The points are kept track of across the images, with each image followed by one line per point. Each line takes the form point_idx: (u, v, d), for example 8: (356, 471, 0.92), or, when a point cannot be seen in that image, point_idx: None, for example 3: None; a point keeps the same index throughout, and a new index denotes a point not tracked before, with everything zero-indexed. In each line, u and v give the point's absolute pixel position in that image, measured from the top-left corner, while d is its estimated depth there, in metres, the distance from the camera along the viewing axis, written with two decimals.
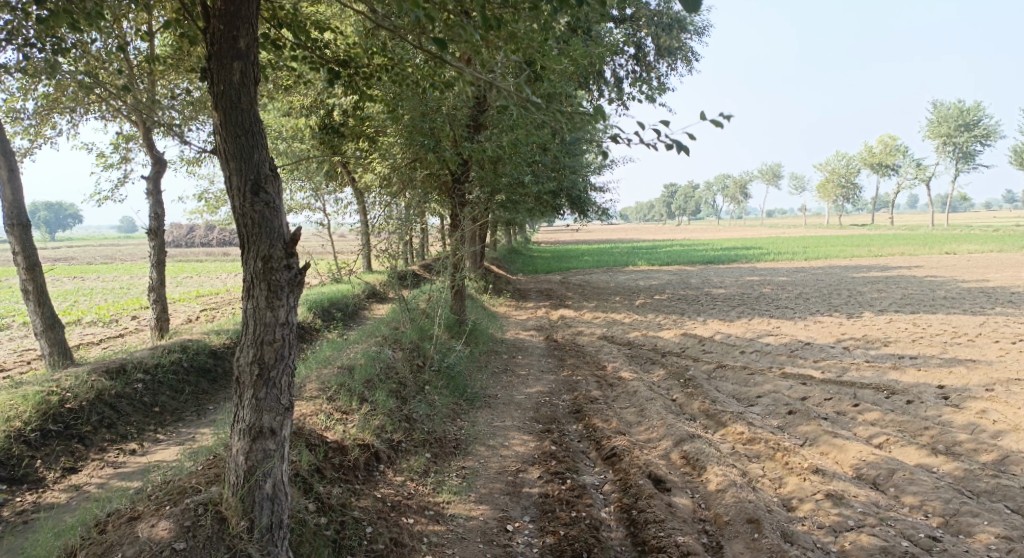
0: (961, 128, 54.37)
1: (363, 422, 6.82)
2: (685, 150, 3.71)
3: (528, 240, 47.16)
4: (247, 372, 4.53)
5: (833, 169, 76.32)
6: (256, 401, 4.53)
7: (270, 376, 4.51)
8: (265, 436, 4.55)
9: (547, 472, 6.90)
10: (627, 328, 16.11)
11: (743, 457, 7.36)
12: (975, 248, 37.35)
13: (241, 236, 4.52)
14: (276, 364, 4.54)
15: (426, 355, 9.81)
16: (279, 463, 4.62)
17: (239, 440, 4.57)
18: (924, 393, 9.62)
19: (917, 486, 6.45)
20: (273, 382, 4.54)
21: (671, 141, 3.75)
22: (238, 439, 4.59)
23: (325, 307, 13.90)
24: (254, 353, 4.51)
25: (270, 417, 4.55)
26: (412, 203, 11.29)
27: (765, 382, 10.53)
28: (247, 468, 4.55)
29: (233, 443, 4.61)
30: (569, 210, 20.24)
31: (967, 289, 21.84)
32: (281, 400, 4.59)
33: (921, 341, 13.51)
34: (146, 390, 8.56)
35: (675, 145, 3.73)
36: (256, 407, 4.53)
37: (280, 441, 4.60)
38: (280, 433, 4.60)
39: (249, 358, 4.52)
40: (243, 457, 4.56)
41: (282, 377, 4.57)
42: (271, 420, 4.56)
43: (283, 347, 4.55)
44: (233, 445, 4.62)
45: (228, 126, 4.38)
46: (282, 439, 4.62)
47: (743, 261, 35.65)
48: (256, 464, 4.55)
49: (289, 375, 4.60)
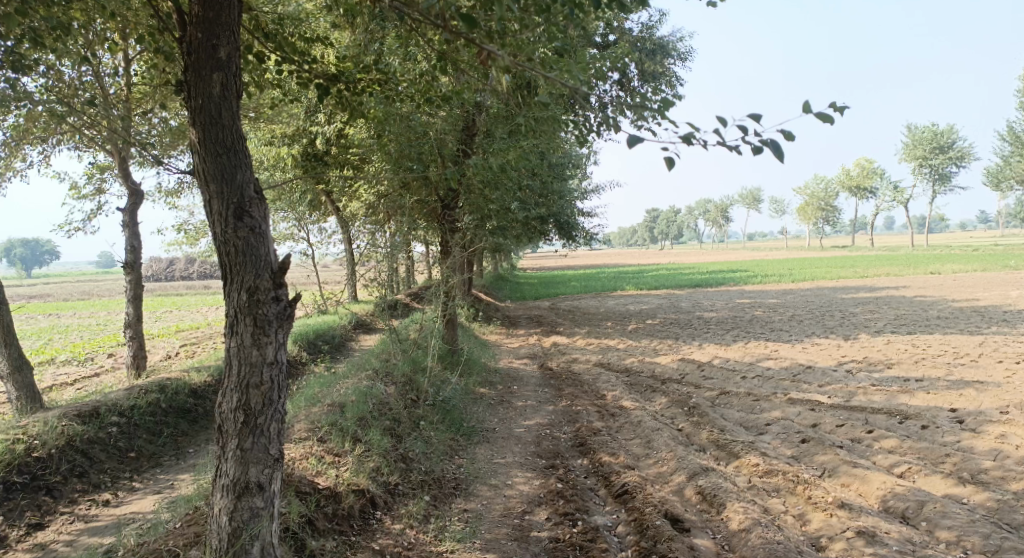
0: (936, 150, 55.23)
1: (357, 465, 6.31)
2: (783, 150, 3.41)
3: (513, 266, 46.71)
4: (231, 420, 4.06)
5: (813, 191, 77.18)
6: (240, 452, 4.05)
7: (256, 424, 4.04)
8: (251, 492, 4.06)
9: (556, 513, 6.42)
10: (623, 354, 15.70)
11: (762, 491, 6.94)
12: (958, 266, 37.53)
13: (223, 266, 4.09)
14: (263, 410, 4.07)
15: (419, 389, 9.31)
16: (268, 522, 4.12)
17: (222, 497, 4.09)
18: (938, 417, 9.28)
19: (950, 520, 6.07)
20: (260, 429, 4.06)
21: (768, 141, 3.46)
22: (220, 497, 4.10)
23: (312, 339, 13.38)
24: (238, 398, 4.05)
25: (256, 470, 4.07)
26: (399, 231, 10.86)
27: (772, 408, 10.13)
28: (231, 529, 4.05)
29: (215, 501, 4.12)
30: (558, 236, 19.91)
31: (958, 308, 21.71)
32: (269, 450, 4.10)
33: (924, 362, 13.21)
34: (121, 434, 7.98)
35: (774, 145, 3.42)
36: (241, 459, 4.05)
37: (268, 497, 4.11)
38: (268, 488, 4.12)
39: (233, 404, 4.05)
40: (227, 518, 4.07)
41: (271, 424, 4.10)
42: (258, 474, 4.07)
43: (270, 391, 4.09)
44: (215, 505, 4.13)
45: (207, 144, 3.97)
46: (270, 495, 4.13)
47: (731, 284, 35.47)
48: (241, 525, 4.06)
49: (277, 421, 4.13)
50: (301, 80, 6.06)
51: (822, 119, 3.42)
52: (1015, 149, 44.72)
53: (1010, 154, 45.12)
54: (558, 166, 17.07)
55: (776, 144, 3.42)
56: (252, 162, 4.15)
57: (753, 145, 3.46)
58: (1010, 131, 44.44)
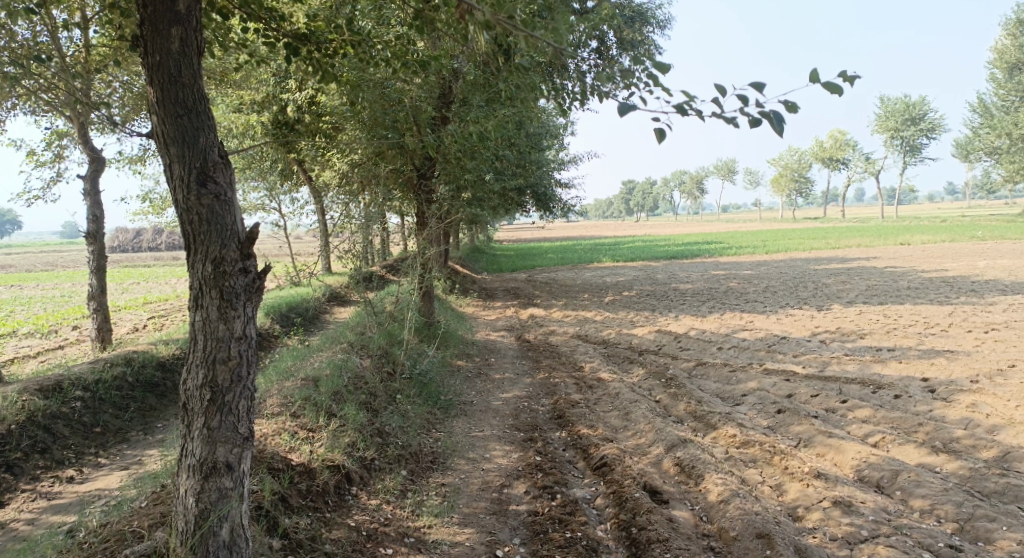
0: (908, 123, 55.74)
1: (331, 440, 6.17)
2: (783, 127, 3.25)
3: (490, 237, 46.45)
4: (197, 398, 3.88)
5: (787, 163, 77.72)
6: (207, 431, 3.88)
7: (223, 402, 3.87)
8: (219, 473, 3.90)
9: (535, 486, 6.37)
10: (600, 326, 15.69)
11: (739, 462, 6.96)
12: (926, 238, 38.11)
13: (186, 235, 3.87)
14: (231, 387, 3.90)
15: (395, 362, 9.17)
16: (237, 503, 3.97)
17: (188, 478, 3.92)
18: (910, 386, 9.41)
19: (925, 489, 6.15)
20: (228, 407, 3.89)
21: (768, 116, 3.29)
22: (187, 477, 3.93)
23: (284, 312, 13.12)
24: (205, 375, 3.87)
25: (224, 450, 3.90)
26: (374, 202, 10.56)
27: (748, 379, 10.18)
28: (197, 511, 3.89)
29: (180, 482, 3.96)
30: (535, 208, 19.71)
31: (927, 279, 22.04)
32: (238, 429, 3.94)
33: (895, 332, 13.39)
34: (86, 409, 7.74)
35: (773, 122, 3.25)
36: (208, 439, 3.88)
37: (237, 477, 3.96)
38: (238, 468, 3.96)
39: (199, 381, 3.87)
40: (193, 500, 3.90)
41: (239, 401, 3.93)
42: (226, 454, 3.91)
43: (238, 366, 3.92)
44: (181, 486, 3.96)
45: (166, 104, 3.72)
46: (239, 475, 3.97)
47: (706, 256, 35.67)
48: (208, 507, 3.90)
49: (246, 398, 3.96)
50: (266, 41, 5.77)
51: (828, 89, 3.25)
52: (984, 122, 45.22)
53: (979, 127, 45.65)
54: (535, 136, 16.82)
55: (776, 116, 3.26)
56: (216, 125, 3.91)
57: (752, 118, 3.30)
58: (981, 104, 44.89)
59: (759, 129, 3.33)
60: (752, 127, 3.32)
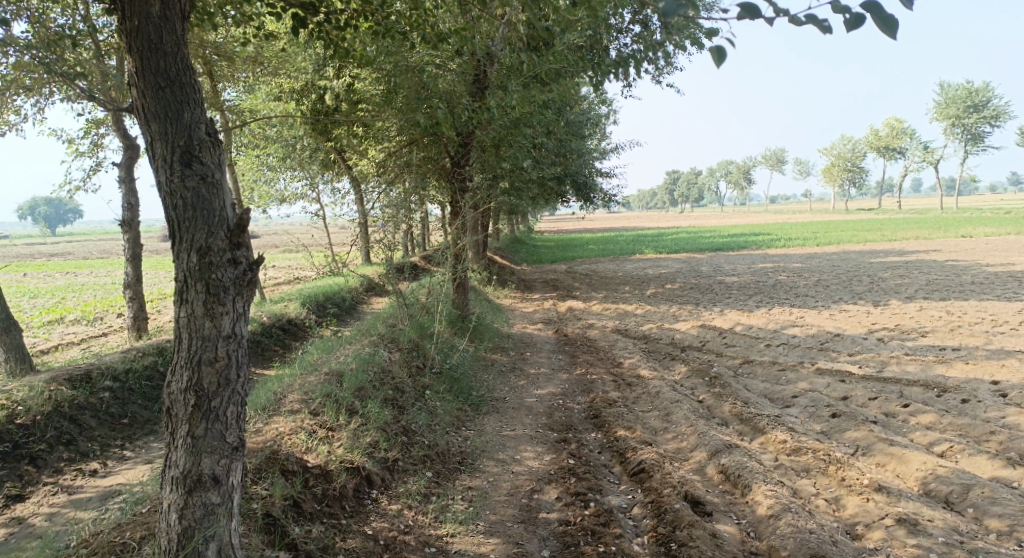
0: (971, 109, 52.94)
1: (352, 440, 5.88)
2: (895, 26, 2.72)
3: (530, 228, 45.98)
4: (181, 403, 3.67)
5: (840, 152, 75.00)
6: (192, 441, 3.65)
7: (209, 408, 3.64)
8: (204, 487, 3.67)
9: (567, 493, 5.98)
10: (641, 320, 15.13)
11: (790, 471, 6.43)
12: (990, 231, 36.06)
13: (171, 221, 3.68)
14: (217, 392, 3.67)
15: (426, 356, 8.86)
16: (224, 521, 3.73)
17: (171, 491, 3.69)
18: (979, 390, 8.67)
19: (1001, 507, 5.54)
20: (214, 414, 3.67)
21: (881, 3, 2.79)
22: (169, 491, 3.70)
23: (320, 302, 12.98)
24: (189, 378, 3.65)
25: (210, 461, 3.67)
26: (410, 190, 10.14)
27: (798, 379, 9.55)
28: (180, 529, 3.66)
29: (164, 496, 3.73)
30: (576, 199, 19.17)
31: (993, 273, 20.72)
32: (226, 438, 3.72)
33: (960, 330, 12.51)
34: (114, 400, 7.64)
35: (883, 19, 2.73)
36: (192, 449, 3.65)
37: (225, 492, 3.73)
38: (225, 482, 3.73)
39: (183, 384, 3.66)
40: (177, 516, 3.67)
41: (227, 408, 3.71)
42: (212, 466, 3.68)
43: (226, 369, 3.70)
44: (164, 501, 3.73)
45: (147, 75, 3.56)
46: (227, 489, 3.74)
47: (754, 247, 34.50)
48: (193, 525, 3.66)
49: (235, 405, 3.74)
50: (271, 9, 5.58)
51: None
52: None
53: None
54: (576, 124, 16.29)
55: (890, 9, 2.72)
56: (202, 98, 3.73)
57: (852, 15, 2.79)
58: None
59: (861, 28, 2.80)
60: (850, 29, 2.80)
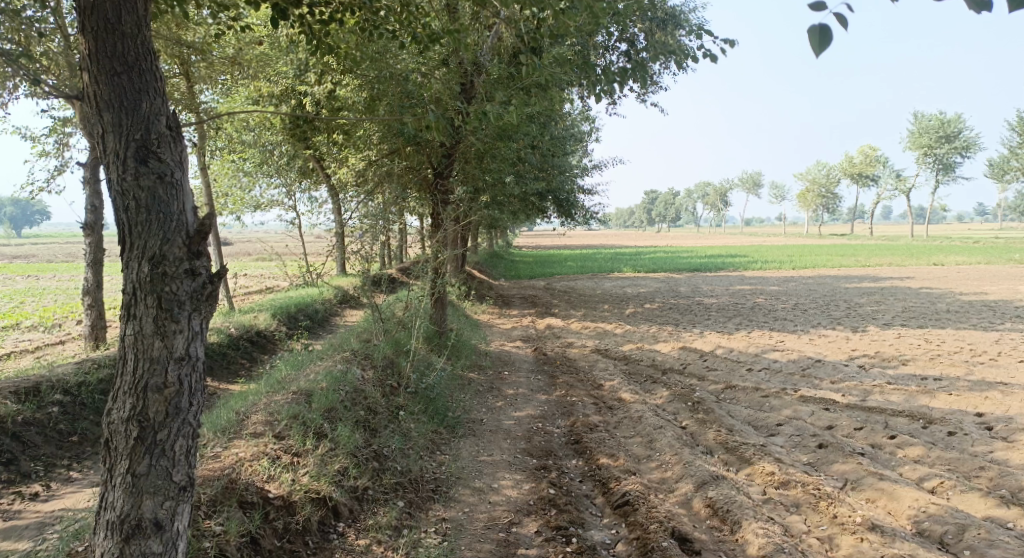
0: (941, 140, 54.09)
1: (318, 466, 5.51)
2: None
3: (509, 243, 45.75)
4: (122, 434, 3.52)
5: (815, 178, 76.21)
6: (132, 480, 3.51)
7: (153, 442, 3.50)
8: (145, 533, 3.51)
9: (548, 526, 5.66)
10: (621, 340, 14.87)
11: (779, 506, 6.16)
12: (962, 259, 36.56)
13: (122, 225, 3.53)
14: (165, 423, 3.54)
15: (401, 374, 8.47)
16: None
17: (107, 537, 3.53)
18: (964, 422, 8.53)
19: (999, 551, 5.33)
20: (159, 449, 3.53)
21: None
22: (105, 536, 3.54)
23: (291, 313, 12.52)
24: (133, 407, 3.52)
25: (153, 504, 3.52)
26: (389, 200, 9.73)
27: (782, 407, 9.33)
28: None
29: (97, 542, 3.56)
30: (556, 215, 18.91)
31: (967, 302, 20.89)
32: (173, 477, 3.58)
33: (941, 359, 12.44)
34: (64, 416, 7.14)
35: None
36: (133, 490, 3.50)
37: (168, 540, 3.57)
38: (169, 528, 3.57)
39: (126, 413, 3.52)
40: None
41: (173, 442, 3.57)
42: (155, 509, 3.53)
43: (176, 396, 3.56)
44: (98, 545, 3.56)
45: (102, 59, 3.41)
46: (171, 537, 3.58)
47: (731, 269, 34.62)
48: None
49: (183, 438, 3.61)
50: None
51: None
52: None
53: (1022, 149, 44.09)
54: (560, 140, 16.06)
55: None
56: (162, 86, 3.59)
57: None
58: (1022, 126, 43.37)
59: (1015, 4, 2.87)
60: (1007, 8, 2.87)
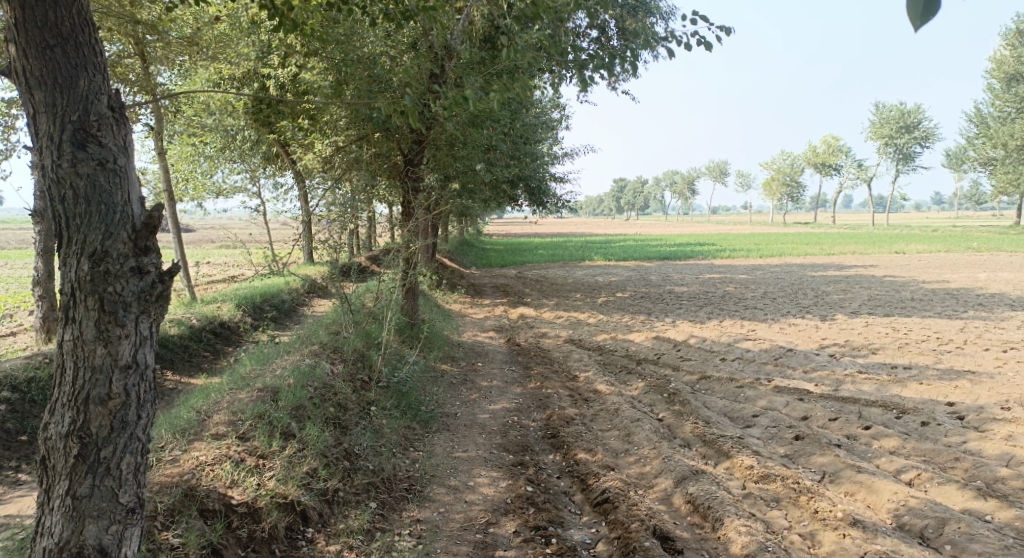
0: (902, 130, 55.13)
1: (285, 469, 5.24)
2: None
3: (478, 231, 45.42)
4: (61, 452, 3.23)
5: (780, 167, 77.21)
6: (73, 503, 3.22)
7: (97, 460, 3.22)
8: None
9: (527, 527, 5.48)
10: (594, 330, 14.75)
11: (760, 502, 6.07)
12: (922, 248, 37.34)
13: (58, 216, 3.22)
14: (109, 439, 3.25)
15: (371, 368, 8.19)
16: None
17: None
18: (935, 412, 8.58)
19: (979, 545, 5.31)
20: (103, 468, 3.24)
21: None
22: None
23: (256, 303, 12.11)
24: (73, 421, 3.22)
25: (96, 529, 3.24)
26: (358, 187, 9.37)
27: (758, 398, 9.28)
28: None
29: None
30: (528, 203, 18.66)
31: (930, 290, 21.26)
32: (118, 499, 3.30)
33: (909, 347, 12.57)
34: (11, 414, 6.71)
35: None
36: (73, 514, 3.22)
37: None
38: (116, 553, 3.29)
39: (64, 427, 3.23)
40: None
41: (119, 460, 3.29)
42: (99, 535, 3.24)
43: (121, 409, 3.27)
44: None
45: (32, 30, 3.08)
46: None
47: (701, 257, 34.87)
48: None
49: (130, 456, 3.32)
50: None
51: None
52: (984, 136, 44.68)
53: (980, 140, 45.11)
54: (531, 126, 15.80)
55: None
56: (102, 61, 3.27)
57: None
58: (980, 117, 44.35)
59: None
60: None
